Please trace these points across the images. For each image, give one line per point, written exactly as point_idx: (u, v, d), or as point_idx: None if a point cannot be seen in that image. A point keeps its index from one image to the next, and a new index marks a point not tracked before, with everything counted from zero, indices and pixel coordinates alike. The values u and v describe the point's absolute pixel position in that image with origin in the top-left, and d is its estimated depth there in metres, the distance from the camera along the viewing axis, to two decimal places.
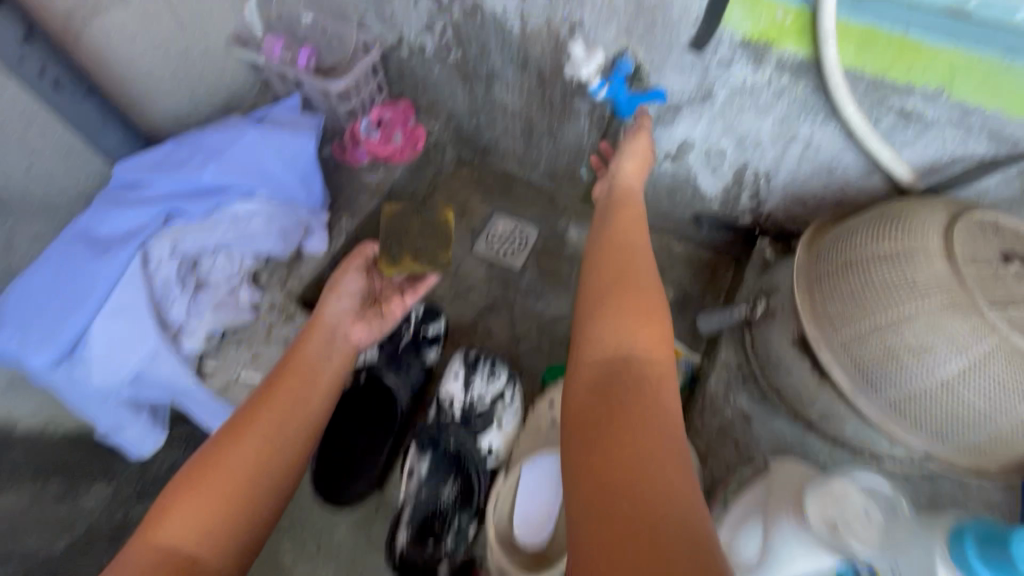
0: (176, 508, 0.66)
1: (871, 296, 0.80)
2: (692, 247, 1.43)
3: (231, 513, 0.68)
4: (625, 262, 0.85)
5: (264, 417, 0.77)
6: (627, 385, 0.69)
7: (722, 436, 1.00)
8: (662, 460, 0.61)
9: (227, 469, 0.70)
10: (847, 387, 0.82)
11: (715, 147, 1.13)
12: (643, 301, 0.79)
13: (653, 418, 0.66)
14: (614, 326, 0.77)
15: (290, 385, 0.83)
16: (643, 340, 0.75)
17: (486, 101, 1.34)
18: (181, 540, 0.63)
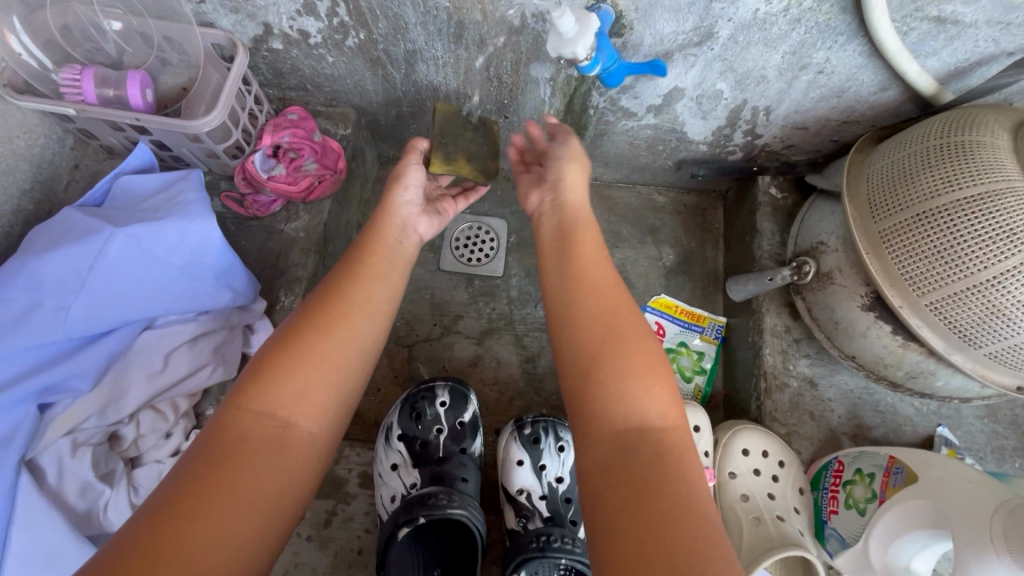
0: (269, 374, 0.60)
1: (963, 249, 0.71)
2: (675, 194, 1.28)
3: (326, 396, 0.62)
4: (613, 298, 0.67)
5: (359, 294, 0.69)
6: (648, 459, 0.54)
7: (797, 411, 0.95)
8: (693, 522, 0.50)
9: (325, 349, 0.63)
10: (942, 346, 0.77)
11: (709, 91, 0.94)
12: (652, 354, 0.63)
13: (688, 490, 0.52)
14: (624, 386, 0.59)
15: (375, 263, 0.74)
16: (662, 397, 0.59)
17: (406, 87, 1.02)
18: (277, 407, 0.58)
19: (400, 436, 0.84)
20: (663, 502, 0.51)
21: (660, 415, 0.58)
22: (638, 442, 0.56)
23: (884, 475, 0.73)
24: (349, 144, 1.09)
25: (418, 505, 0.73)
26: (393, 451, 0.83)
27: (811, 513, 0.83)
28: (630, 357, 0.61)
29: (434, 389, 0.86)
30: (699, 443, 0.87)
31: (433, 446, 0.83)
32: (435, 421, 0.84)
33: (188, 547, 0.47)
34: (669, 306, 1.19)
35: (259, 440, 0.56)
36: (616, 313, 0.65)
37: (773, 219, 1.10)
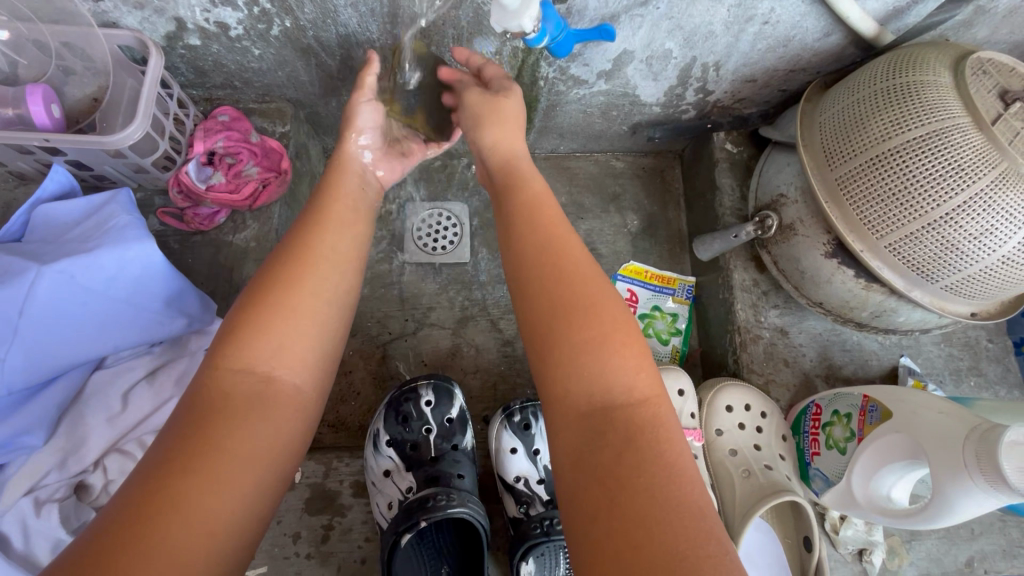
0: (244, 329, 0.56)
1: (916, 190, 0.73)
2: (633, 158, 1.27)
3: (307, 346, 0.59)
4: (556, 262, 0.60)
5: (324, 242, 0.65)
6: (617, 447, 0.50)
7: (771, 360, 0.98)
8: (674, 507, 0.46)
9: (298, 300, 0.59)
10: (902, 284, 0.80)
11: (658, 52, 0.92)
12: (613, 324, 0.56)
13: (666, 471, 0.48)
14: (580, 370, 0.54)
15: (338, 212, 0.70)
16: (627, 372, 0.54)
17: (344, 75, 0.95)
18: (259, 361, 0.56)
19: (389, 441, 0.83)
20: (638, 492, 0.47)
21: (626, 396, 0.53)
22: (606, 428, 0.51)
23: (860, 414, 0.77)
24: (290, 141, 1.02)
25: (417, 510, 0.72)
26: (384, 458, 0.82)
27: (795, 458, 0.87)
28: (581, 332, 0.56)
29: (417, 388, 0.85)
30: (684, 406, 0.89)
31: (424, 447, 0.82)
32: (422, 421, 0.83)
33: (188, 506, 0.45)
34: (639, 272, 1.20)
35: (244, 395, 0.53)
36: (563, 281, 0.59)
37: (731, 174, 1.11)
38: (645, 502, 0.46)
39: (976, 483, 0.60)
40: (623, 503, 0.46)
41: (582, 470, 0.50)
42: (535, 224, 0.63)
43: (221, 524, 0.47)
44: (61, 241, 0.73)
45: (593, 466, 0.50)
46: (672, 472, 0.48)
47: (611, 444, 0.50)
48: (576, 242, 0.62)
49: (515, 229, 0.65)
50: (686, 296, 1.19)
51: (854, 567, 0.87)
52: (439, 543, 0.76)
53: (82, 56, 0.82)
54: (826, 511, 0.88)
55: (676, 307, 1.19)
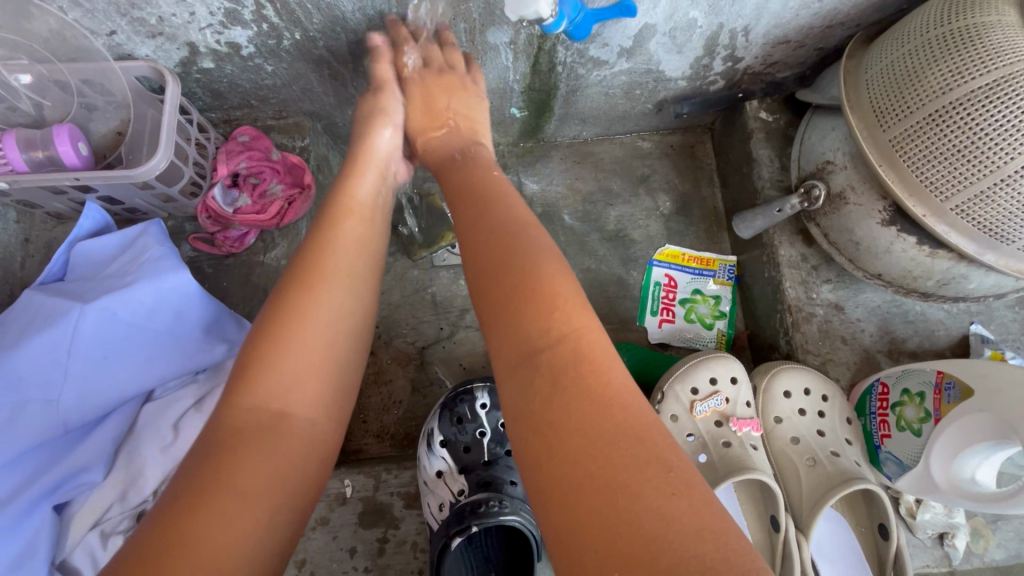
0: (247, 364, 0.57)
1: (989, 143, 0.67)
2: (660, 137, 1.22)
3: (307, 374, 0.59)
4: (505, 239, 0.62)
5: (331, 266, 0.66)
6: (550, 394, 0.50)
7: (828, 338, 0.92)
8: (637, 455, 0.45)
9: (304, 333, 0.60)
10: (973, 249, 0.73)
11: (682, 23, 0.87)
12: (559, 286, 0.56)
13: (616, 413, 0.47)
14: (514, 320, 0.55)
15: (348, 234, 0.70)
16: (550, 319, 0.54)
17: (358, 83, 0.93)
18: (269, 399, 0.56)
19: (443, 441, 0.82)
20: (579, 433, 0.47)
21: (554, 340, 0.52)
22: (540, 373, 0.51)
23: (935, 393, 0.72)
24: (311, 155, 1.01)
25: (469, 514, 0.70)
26: (437, 459, 0.81)
27: (862, 442, 0.82)
28: (508, 288, 0.57)
29: (473, 390, 0.84)
30: (738, 396, 0.82)
31: (476, 449, 0.82)
32: (477, 423, 0.83)
33: (198, 542, 0.45)
34: (677, 255, 1.15)
35: (259, 428, 0.54)
36: (497, 244, 0.62)
37: (768, 144, 1.04)
38: (603, 452, 0.45)
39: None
40: (564, 444, 0.47)
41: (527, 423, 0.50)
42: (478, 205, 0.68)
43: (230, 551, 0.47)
44: (105, 277, 0.74)
45: (535, 410, 0.50)
46: (629, 417, 0.48)
47: (548, 388, 0.50)
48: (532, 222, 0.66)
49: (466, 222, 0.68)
50: (728, 277, 1.13)
51: (934, 552, 0.82)
52: (487, 548, 0.75)
53: (101, 90, 0.83)
54: (901, 495, 0.83)
55: (719, 289, 1.14)
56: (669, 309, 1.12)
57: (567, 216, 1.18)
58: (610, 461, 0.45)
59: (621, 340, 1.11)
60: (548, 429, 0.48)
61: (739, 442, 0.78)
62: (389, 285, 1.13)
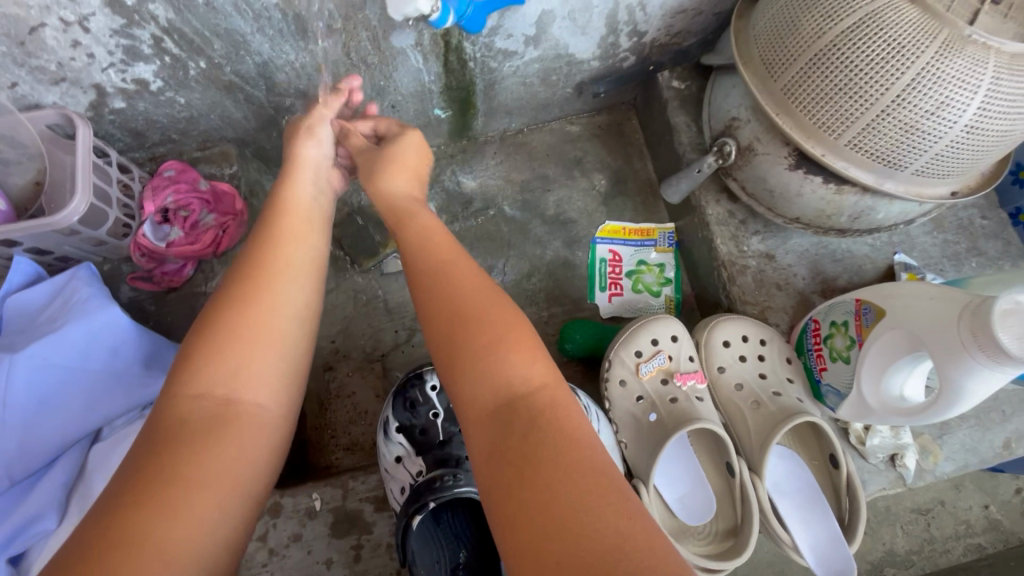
0: (200, 356, 0.57)
1: (863, 79, 0.70)
2: (587, 119, 1.25)
3: (269, 368, 0.61)
4: (453, 279, 0.63)
5: (287, 263, 0.67)
6: (520, 432, 0.52)
7: (764, 287, 0.95)
8: (594, 489, 0.47)
9: (253, 324, 0.61)
10: (872, 179, 0.77)
11: (578, 4, 0.90)
12: (516, 325, 0.59)
13: (573, 446, 0.50)
14: (477, 372, 0.56)
15: (287, 236, 0.69)
16: (523, 364, 0.56)
17: (274, 103, 0.95)
18: (216, 384, 0.57)
19: (399, 427, 0.86)
20: (540, 471, 0.49)
21: (523, 386, 0.55)
22: (510, 416, 0.53)
23: (856, 319, 0.75)
24: (240, 181, 1.02)
25: (425, 491, 0.75)
26: (395, 444, 0.85)
27: (804, 378, 0.85)
28: (477, 334, 0.58)
29: (422, 374, 0.88)
30: (680, 352, 0.85)
31: (432, 431, 0.85)
32: (429, 406, 0.86)
33: (144, 535, 0.45)
34: (617, 231, 1.18)
35: (209, 414, 0.55)
36: (441, 277, 0.63)
37: (684, 111, 1.07)
38: (564, 488, 0.47)
39: (993, 313, 0.55)
40: (527, 484, 0.48)
41: (494, 463, 0.51)
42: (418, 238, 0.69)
43: (179, 544, 0.46)
44: (39, 325, 0.74)
45: (500, 455, 0.51)
46: (586, 454, 0.50)
47: (515, 432, 0.52)
48: (461, 257, 0.66)
49: (404, 251, 0.68)
50: (668, 244, 1.17)
51: (888, 474, 0.85)
52: (457, 527, 0.78)
53: (12, 143, 0.84)
54: (849, 426, 0.86)
55: (663, 258, 1.17)
56: (616, 283, 1.15)
57: (507, 208, 1.20)
58: (571, 500, 0.46)
59: (576, 319, 1.13)
60: (508, 470, 0.50)
61: (683, 395, 0.81)
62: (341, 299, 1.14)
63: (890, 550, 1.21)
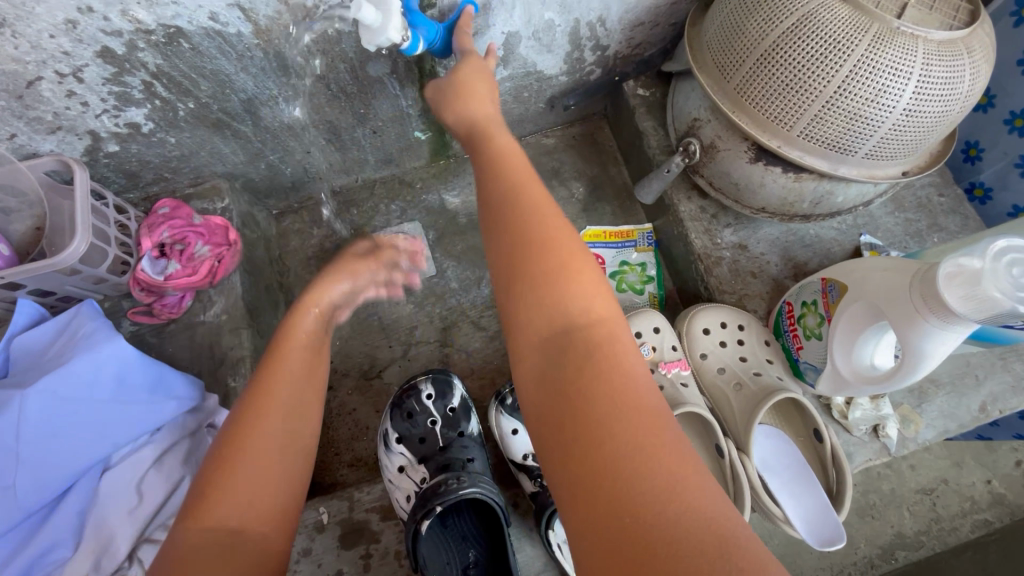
0: (208, 489, 0.57)
1: (807, 73, 0.75)
2: (561, 131, 1.31)
3: (273, 496, 0.60)
4: (521, 211, 0.62)
5: (294, 385, 0.68)
6: (576, 364, 0.51)
7: (741, 276, 1.00)
8: (644, 424, 0.46)
9: (260, 450, 0.60)
10: (827, 166, 0.82)
11: (541, 25, 0.96)
12: (577, 259, 0.58)
13: (628, 387, 0.48)
14: (539, 302, 0.56)
15: (292, 361, 0.70)
16: (585, 295, 0.56)
17: (261, 136, 1.00)
18: (226, 516, 0.55)
19: (399, 438, 0.89)
20: (594, 401, 0.48)
21: (583, 318, 0.54)
22: (566, 349, 0.52)
23: (824, 297, 0.79)
24: (232, 213, 1.06)
25: (432, 496, 0.77)
26: (397, 454, 0.88)
27: (784, 359, 0.89)
28: (542, 265, 0.57)
29: (417, 384, 0.92)
30: (663, 342, 0.90)
31: (431, 438, 0.89)
32: (426, 414, 0.90)
33: None
34: (598, 234, 1.23)
35: (213, 548, 0.53)
36: (512, 208, 0.62)
37: (650, 116, 1.12)
38: (618, 422, 0.46)
39: (940, 276, 0.59)
40: (580, 412, 0.47)
41: (547, 393, 0.51)
42: (498, 168, 0.68)
43: None
44: (47, 360, 0.77)
45: (554, 383, 0.51)
46: (638, 389, 0.49)
47: (570, 363, 0.51)
48: (535, 181, 0.66)
49: (483, 181, 0.68)
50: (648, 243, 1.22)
51: (873, 445, 0.89)
52: (462, 527, 0.85)
53: (13, 191, 0.88)
54: (832, 401, 0.90)
55: (645, 257, 1.21)
56: None
57: None
58: (622, 433, 0.45)
59: None
60: (560, 399, 0.49)
61: (670, 383, 0.84)
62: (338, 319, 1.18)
63: (899, 532, 1.22)
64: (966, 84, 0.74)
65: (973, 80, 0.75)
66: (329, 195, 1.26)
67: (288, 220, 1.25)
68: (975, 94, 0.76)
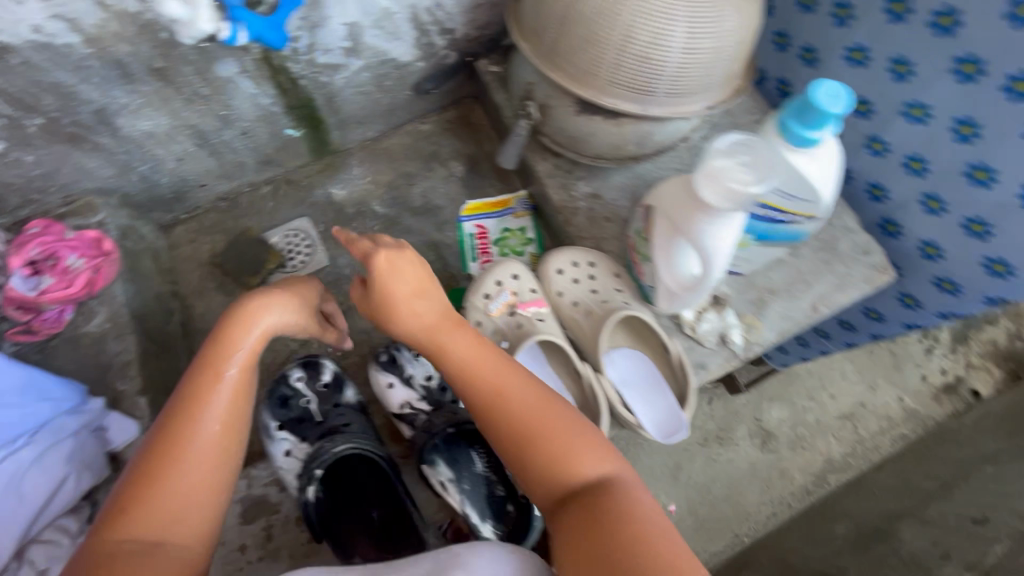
0: (132, 501, 0.60)
1: (597, 26, 0.86)
2: (436, 116, 1.39)
3: (197, 507, 0.62)
4: (471, 353, 0.73)
5: (228, 401, 0.67)
6: (563, 497, 0.64)
7: (597, 221, 1.09)
8: (630, 535, 0.58)
9: (187, 468, 0.62)
10: (637, 108, 0.92)
11: (379, 13, 1.03)
12: (509, 386, 0.71)
13: (620, 512, 0.61)
14: (517, 440, 0.68)
15: (232, 379, 0.68)
16: (536, 416, 0.68)
17: (124, 146, 1.03)
18: (146, 527, 0.59)
19: (279, 425, 0.93)
20: (597, 530, 0.59)
21: (553, 452, 0.66)
22: (562, 489, 0.65)
23: (645, 223, 0.88)
24: (109, 225, 1.09)
25: (311, 463, 0.86)
26: (281, 441, 0.92)
27: (632, 286, 0.98)
28: (493, 400, 0.70)
29: (285, 372, 0.97)
30: (522, 285, 0.97)
31: (308, 417, 0.95)
32: (300, 396, 0.96)
33: None
34: (479, 207, 1.30)
35: (128, 555, 0.56)
36: (442, 346, 0.74)
37: (504, 90, 1.21)
38: (611, 542, 0.58)
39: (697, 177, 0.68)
40: (593, 543, 0.58)
41: (561, 530, 0.62)
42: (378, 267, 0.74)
43: None
44: None
45: (564, 520, 0.62)
46: (618, 510, 0.61)
47: (569, 505, 0.63)
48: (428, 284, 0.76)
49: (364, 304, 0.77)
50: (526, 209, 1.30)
51: (722, 352, 0.99)
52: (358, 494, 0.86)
53: None
54: (681, 318, 1.00)
55: (525, 222, 1.29)
56: (486, 251, 1.27)
57: (377, 207, 1.31)
58: (622, 550, 0.57)
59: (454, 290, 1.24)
60: (573, 531, 0.61)
61: (527, 320, 0.94)
62: None
63: None
64: (731, 22, 0.86)
65: (736, 18, 0.86)
66: (216, 202, 1.30)
67: (176, 231, 1.28)
68: (743, 30, 0.88)
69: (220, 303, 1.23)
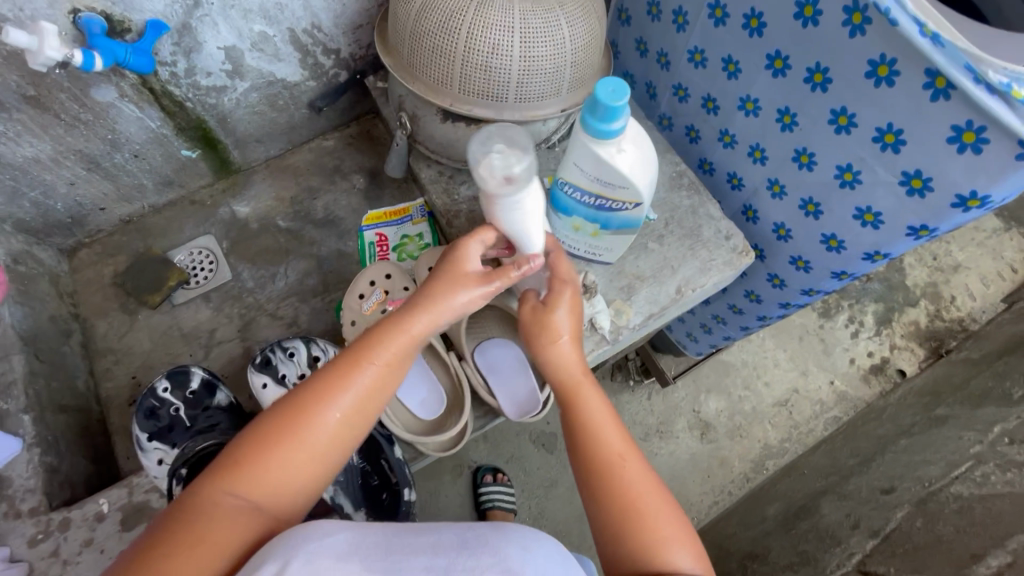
0: (241, 464, 0.61)
1: (442, 39, 0.93)
2: (339, 132, 1.45)
3: (298, 482, 0.63)
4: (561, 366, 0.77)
5: (364, 398, 0.66)
6: (586, 466, 0.71)
7: (477, 222, 1.15)
8: (626, 506, 0.67)
9: (299, 444, 0.63)
10: (492, 114, 0.98)
11: (256, 36, 1.09)
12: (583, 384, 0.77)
13: (626, 485, 0.69)
14: (580, 426, 0.74)
15: (374, 381, 0.67)
16: (604, 418, 0.75)
17: (8, 174, 1.07)
18: (246, 488, 0.61)
19: (149, 436, 1.03)
20: (601, 488, 0.69)
21: (605, 442, 0.72)
22: (589, 456, 0.72)
23: None
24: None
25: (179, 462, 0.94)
26: (153, 449, 1.02)
27: None
28: (569, 404, 0.76)
29: (152, 386, 1.08)
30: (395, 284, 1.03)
31: (178, 423, 1.05)
32: (168, 405, 1.06)
33: None
34: (377, 216, 1.33)
35: (221, 514, 0.59)
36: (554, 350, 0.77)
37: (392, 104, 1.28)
38: (611, 499, 0.68)
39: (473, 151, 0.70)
40: (602, 496, 0.68)
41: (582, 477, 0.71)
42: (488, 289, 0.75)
43: None
44: None
45: (585, 475, 0.71)
46: (621, 481, 0.69)
47: (589, 465, 0.71)
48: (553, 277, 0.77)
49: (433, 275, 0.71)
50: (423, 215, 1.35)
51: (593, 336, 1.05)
52: None
53: None
54: None
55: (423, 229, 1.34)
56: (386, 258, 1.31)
57: (280, 221, 1.36)
58: (623, 511, 0.67)
59: None
60: (587, 480, 0.71)
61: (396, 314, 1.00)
62: (140, 335, 1.25)
63: None
64: (568, 31, 0.94)
65: (573, 28, 0.94)
66: (120, 225, 1.33)
67: (80, 255, 1.31)
68: (583, 38, 0.96)
69: (123, 322, 1.26)
